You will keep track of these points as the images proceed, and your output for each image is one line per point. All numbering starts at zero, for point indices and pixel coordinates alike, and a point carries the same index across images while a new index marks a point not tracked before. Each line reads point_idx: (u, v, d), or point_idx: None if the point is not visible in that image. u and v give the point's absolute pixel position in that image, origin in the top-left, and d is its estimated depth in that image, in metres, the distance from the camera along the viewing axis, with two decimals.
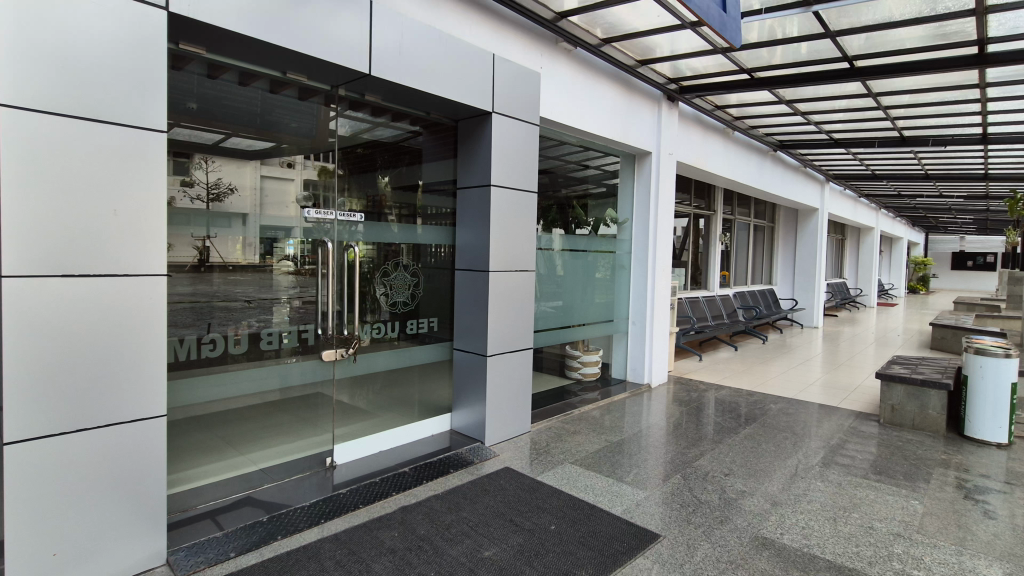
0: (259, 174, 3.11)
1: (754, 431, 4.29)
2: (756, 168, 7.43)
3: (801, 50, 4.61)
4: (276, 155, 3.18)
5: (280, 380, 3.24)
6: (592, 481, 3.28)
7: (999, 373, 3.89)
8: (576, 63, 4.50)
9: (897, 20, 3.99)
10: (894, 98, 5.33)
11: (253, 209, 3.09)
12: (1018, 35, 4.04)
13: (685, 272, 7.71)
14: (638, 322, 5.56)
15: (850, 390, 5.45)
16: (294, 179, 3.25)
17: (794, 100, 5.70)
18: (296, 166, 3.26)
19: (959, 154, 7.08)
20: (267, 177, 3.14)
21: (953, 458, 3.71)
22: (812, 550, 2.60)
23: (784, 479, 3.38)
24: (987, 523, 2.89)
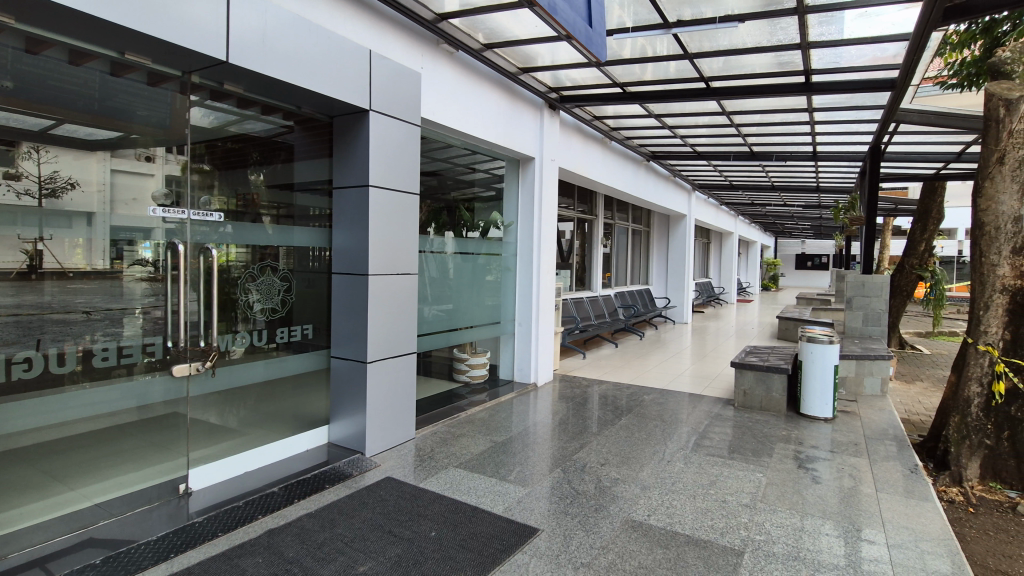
0: (108, 167, 2.75)
1: (629, 421, 4.58)
2: (632, 176, 7.97)
3: (666, 68, 5.03)
4: (128, 147, 2.84)
5: (136, 400, 2.87)
6: (474, 483, 3.27)
7: (825, 357, 4.51)
8: (457, 66, 4.50)
9: (741, 47, 4.49)
10: (744, 116, 6.00)
11: (101, 208, 2.71)
12: (835, 69, 4.73)
13: (571, 274, 8.05)
14: (523, 322, 5.68)
15: (711, 379, 6.02)
16: (154, 174, 2.91)
17: (662, 115, 6.19)
18: (156, 160, 2.93)
19: (797, 168, 8.14)
20: (118, 171, 2.78)
21: (791, 434, 4.24)
22: (674, 527, 2.82)
23: (654, 465, 3.65)
24: (815, 487, 3.33)
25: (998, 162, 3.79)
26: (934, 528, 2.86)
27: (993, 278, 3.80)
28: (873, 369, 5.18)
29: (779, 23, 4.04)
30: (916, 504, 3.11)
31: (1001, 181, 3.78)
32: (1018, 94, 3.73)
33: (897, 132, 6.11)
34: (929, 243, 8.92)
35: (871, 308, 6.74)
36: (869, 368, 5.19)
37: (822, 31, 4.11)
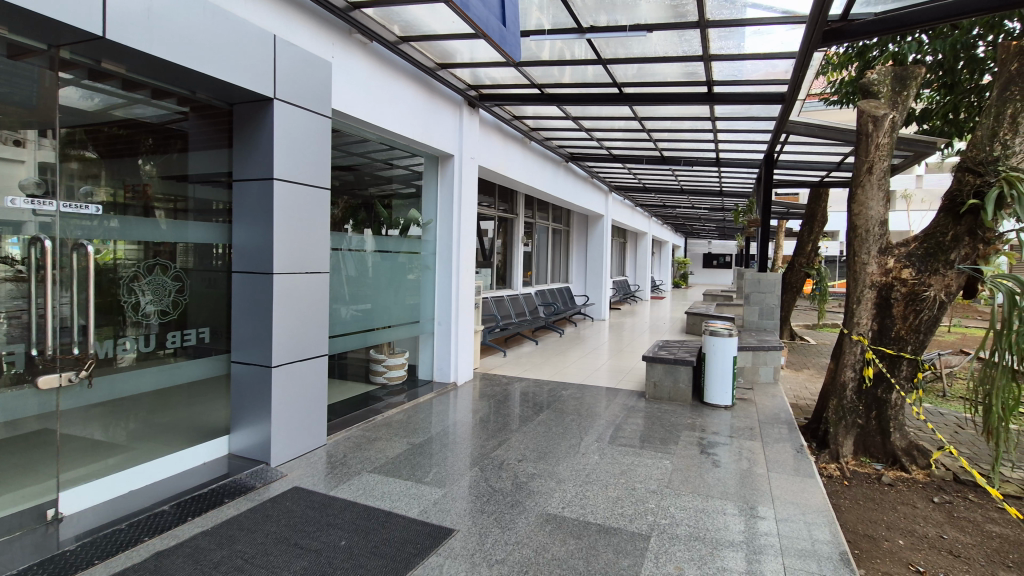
0: None
1: (547, 417, 4.67)
2: (551, 176, 8.12)
3: (582, 72, 5.17)
4: None
5: (3, 416, 2.50)
6: (388, 487, 3.19)
7: (726, 349, 4.83)
8: (371, 57, 4.36)
9: (650, 55, 4.72)
10: (655, 122, 6.30)
11: None
12: (733, 81, 5.09)
13: (491, 272, 8.08)
14: (443, 321, 5.60)
15: (625, 372, 6.29)
16: (23, 160, 2.54)
17: (579, 117, 6.36)
18: (27, 144, 2.56)
19: (703, 172, 8.70)
20: None
21: (696, 422, 4.52)
22: (586, 517, 2.91)
23: (570, 458, 3.74)
24: (715, 471, 3.57)
25: (867, 171, 4.26)
26: (816, 501, 3.16)
27: (864, 275, 4.22)
28: (766, 359, 5.65)
29: (684, 35, 4.28)
30: (801, 481, 3.42)
31: (869, 189, 4.26)
32: (882, 111, 4.22)
33: (788, 142, 6.69)
34: (815, 244, 9.87)
35: (766, 303, 7.33)
36: (763, 358, 5.65)
37: (722, 44, 4.40)
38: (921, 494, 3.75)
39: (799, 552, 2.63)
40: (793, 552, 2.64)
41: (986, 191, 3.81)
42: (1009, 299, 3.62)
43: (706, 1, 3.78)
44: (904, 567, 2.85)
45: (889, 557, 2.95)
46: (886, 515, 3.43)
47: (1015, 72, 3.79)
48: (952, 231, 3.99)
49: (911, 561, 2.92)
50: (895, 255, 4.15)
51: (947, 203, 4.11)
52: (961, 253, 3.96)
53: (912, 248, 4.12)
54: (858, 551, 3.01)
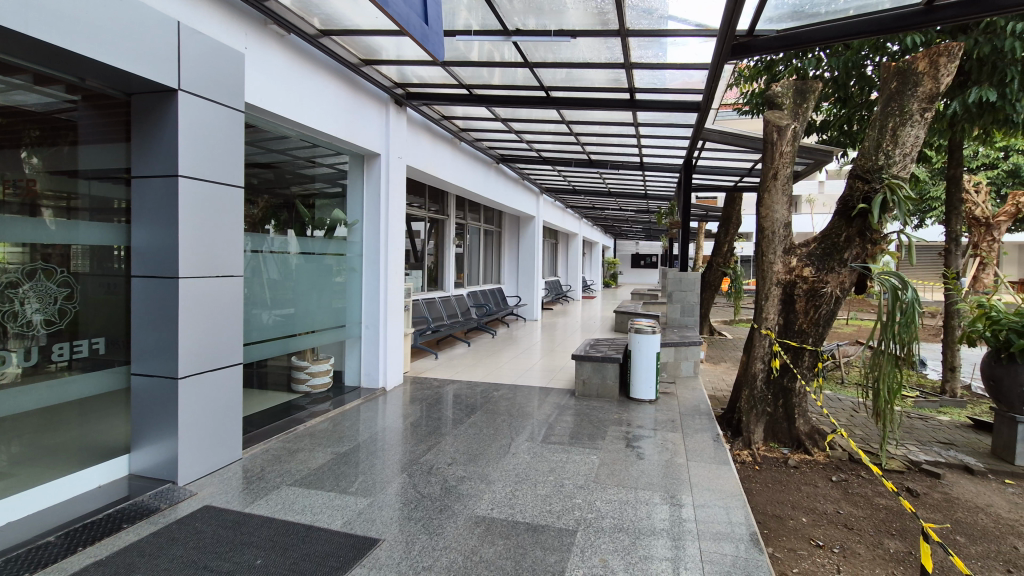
0: None
1: (478, 418, 4.65)
2: (482, 177, 8.12)
3: (509, 74, 5.21)
4: None
5: None
6: (310, 500, 3.05)
7: (650, 346, 5.02)
8: (289, 50, 4.16)
9: (575, 61, 4.83)
10: (582, 126, 6.46)
11: None
12: (653, 89, 5.31)
13: (422, 274, 7.96)
14: (370, 325, 5.44)
15: (556, 371, 6.40)
16: None
17: (508, 119, 6.40)
18: None
19: (628, 175, 9.02)
20: None
21: (623, 417, 4.67)
22: (515, 517, 2.93)
23: (499, 459, 3.75)
24: (639, 463, 3.71)
25: (773, 177, 4.59)
26: (729, 486, 3.35)
27: (771, 273, 4.56)
28: (687, 354, 5.94)
29: (606, 42, 4.41)
30: (716, 469, 3.62)
31: (775, 193, 4.59)
32: (786, 122, 4.56)
33: (705, 148, 7.07)
34: (731, 245, 10.48)
35: (687, 301, 7.72)
36: (684, 353, 5.94)
37: (642, 53, 4.58)
38: (821, 474, 4.08)
39: (714, 536, 2.78)
40: (709, 536, 2.79)
41: (873, 197, 4.22)
42: (892, 293, 4.01)
43: (627, 11, 3.91)
44: (806, 543, 3.09)
45: (793, 534, 3.18)
46: (791, 495, 3.70)
47: (895, 90, 4.21)
48: (845, 233, 4.38)
49: (812, 536, 3.18)
50: (798, 255, 4.50)
51: (841, 207, 4.48)
52: (853, 252, 4.35)
53: (812, 248, 4.47)
54: (767, 530, 3.23)
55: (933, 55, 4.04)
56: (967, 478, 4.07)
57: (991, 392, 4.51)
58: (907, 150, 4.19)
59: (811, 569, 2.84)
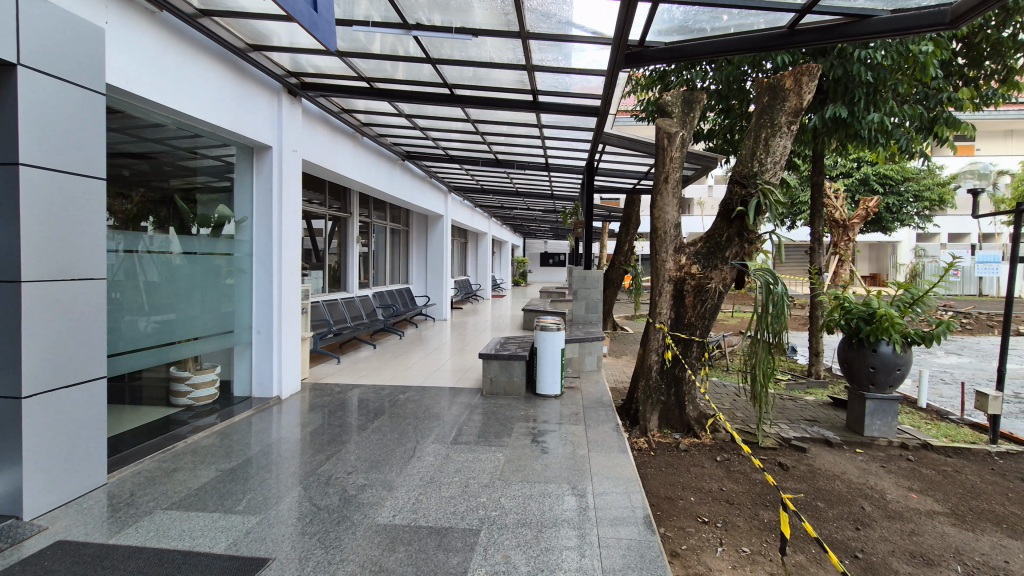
0: None
1: (383, 423, 4.52)
2: (386, 174, 7.88)
3: (411, 69, 5.11)
4: None
5: None
6: (189, 524, 2.78)
7: (554, 343, 5.14)
8: (163, 29, 3.76)
9: (478, 60, 4.83)
10: (487, 125, 6.48)
11: None
12: (555, 93, 5.45)
13: (323, 274, 7.58)
14: (262, 331, 5.07)
15: (465, 371, 6.38)
16: None
17: (413, 115, 6.28)
18: None
19: (535, 175, 9.20)
20: None
21: (529, 413, 4.76)
22: (417, 522, 2.87)
23: (403, 464, 3.66)
24: (543, 457, 3.79)
25: (664, 180, 4.88)
26: (627, 473, 3.53)
27: (664, 271, 4.85)
28: (591, 349, 6.17)
29: (508, 42, 4.45)
30: (615, 458, 3.79)
31: (666, 196, 4.89)
32: (675, 129, 4.87)
33: (605, 151, 7.38)
34: (631, 244, 11.04)
35: (591, 298, 8.04)
36: (587, 348, 6.16)
37: (543, 56, 4.67)
38: (708, 456, 4.42)
39: (611, 521, 2.91)
40: (606, 522, 2.91)
41: (749, 201, 4.62)
42: (766, 288, 4.42)
43: (526, 14, 3.97)
44: (693, 520, 3.34)
45: (683, 513, 3.42)
46: (682, 477, 3.98)
47: (767, 104, 4.66)
48: (727, 233, 4.75)
49: (698, 513, 3.43)
50: (687, 254, 4.82)
51: (723, 210, 4.85)
52: (733, 251, 4.73)
53: (698, 247, 4.82)
54: (659, 511, 3.44)
55: (797, 74, 4.50)
56: (827, 450, 4.60)
57: (845, 373, 5.13)
58: (776, 158, 4.64)
59: (697, 544, 3.06)
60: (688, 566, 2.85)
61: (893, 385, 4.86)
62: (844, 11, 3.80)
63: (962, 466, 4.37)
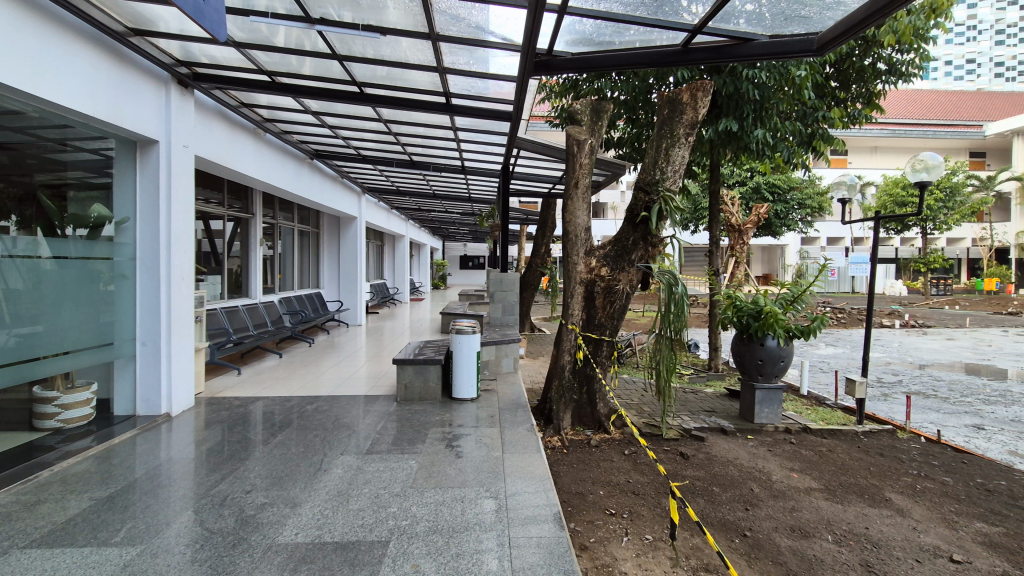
0: None
1: (288, 436, 4.28)
2: (293, 173, 7.48)
3: (316, 65, 4.90)
4: None
5: None
6: (54, 563, 2.47)
7: (469, 347, 5.13)
8: (26, 4, 3.32)
9: (388, 59, 4.73)
10: (400, 126, 6.36)
11: None
12: (467, 96, 5.45)
13: (222, 279, 7.06)
14: (148, 342, 4.62)
15: (379, 377, 6.21)
16: None
17: (320, 112, 6.02)
18: None
19: (452, 177, 9.16)
20: None
21: (444, 418, 4.71)
22: (322, 538, 2.75)
23: (309, 478, 3.49)
24: (457, 462, 3.77)
25: (574, 186, 5.05)
26: (539, 472, 3.60)
27: (575, 273, 5.02)
28: (506, 351, 6.24)
29: (418, 43, 4.39)
30: (528, 457, 3.85)
31: (576, 200, 5.07)
32: (584, 137, 5.05)
33: (520, 156, 7.50)
34: (548, 247, 11.30)
35: (508, 300, 8.12)
36: (503, 350, 6.22)
37: (454, 60, 4.65)
38: (617, 450, 4.62)
39: (523, 520, 2.95)
40: (519, 522, 2.95)
41: (652, 206, 4.88)
42: (668, 288, 4.69)
43: (436, 15, 3.94)
44: (602, 513, 3.47)
45: (592, 507, 3.55)
46: (592, 472, 4.12)
47: (667, 116, 4.96)
48: (632, 237, 4.97)
49: (606, 506, 3.57)
50: (597, 256, 5.01)
51: (629, 214, 5.08)
52: (638, 254, 4.96)
53: (607, 249, 5.02)
54: (570, 507, 3.54)
55: (692, 90, 4.83)
56: (723, 438, 4.97)
57: (738, 366, 5.57)
58: (676, 167, 4.94)
59: (605, 536, 3.18)
60: (595, 558, 2.95)
61: (779, 375, 5.34)
62: (728, 33, 4.12)
63: (835, 446, 4.89)
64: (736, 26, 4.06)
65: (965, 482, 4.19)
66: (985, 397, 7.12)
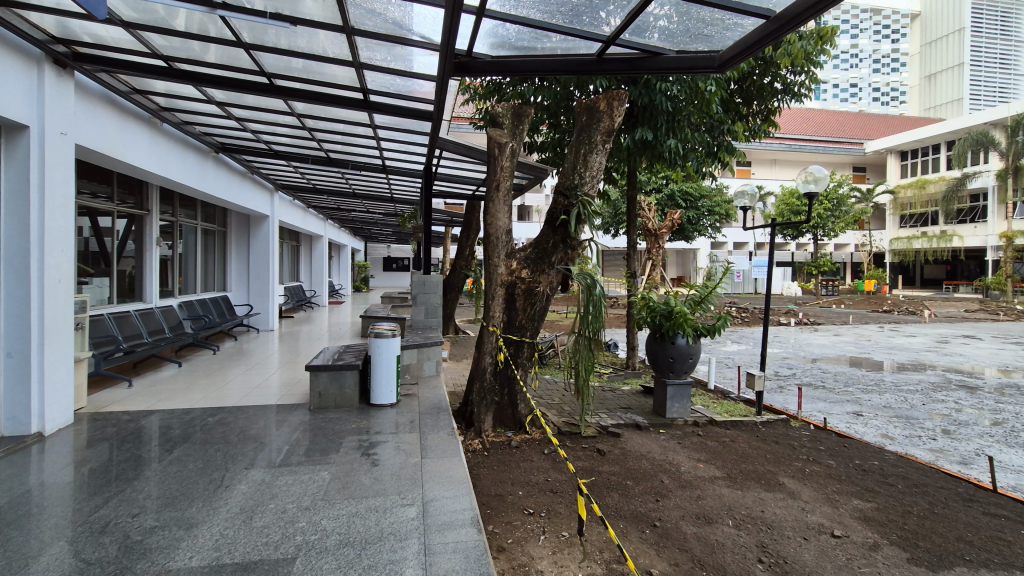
0: None
1: (186, 451, 3.95)
2: (195, 167, 6.93)
3: (219, 51, 4.57)
4: None
5: None
6: None
7: (389, 350, 4.99)
8: None
9: (299, 50, 4.49)
10: (314, 121, 6.09)
11: None
12: (385, 93, 5.30)
13: (111, 282, 6.42)
14: (14, 353, 4.09)
15: (292, 386, 5.89)
16: None
17: (226, 103, 5.63)
18: None
19: (373, 176, 8.90)
20: None
21: (361, 425, 4.56)
22: (220, 560, 2.55)
23: (208, 495, 3.24)
24: (373, 470, 3.65)
25: (495, 188, 5.07)
26: (458, 476, 3.57)
27: (497, 275, 5.04)
28: (428, 354, 6.16)
29: (332, 36, 4.22)
30: (447, 462, 3.80)
31: (498, 203, 5.09)
32: (505, 140, 5.09)
33: (443, 157, 7.43)
34: (473, 249, 11.28)
35: (431, 303, 8.00)
36: (425, 354, 6.13)
37: (371, 55, 4.51)
38: (536, 450, 4.69)
39: (440, 526, 2.91)
40: (435, 528, 2.90)
41: (571, 210, 4.99)
42: (587, 289, 4.82)
43: (350, 8, 3.80)
44: (520, 513, 3.50)
45: (511, 508, 3.57)
46: (512, 473, 4.15)
47: (585, 123, 5.10)
48: (552, 239, 5.06)
49: (525, 506, 3.61)
50: (518, 259, 5.07)
51: (549, 218, 5.16)
52: (558, 256, 5.05)
53: (527, 252, 5.09)
54: (489, 509, 3.54)
55: (609, 99, 5.02)
56: (638, 433, 5.19)
57: (652, 364, 5.84)
58: (594, 173, 5.10)
59: (522, 536, 3.21)
60: (512, 559, 2.96)
61: (688, 371, 5.66)
62: (641, 46, 4.31)
63: (737, 436, 5.26)
64: (647, 39, 4.25)
65: (846, 463, 4.65)
66: (863, 386, 7.97)
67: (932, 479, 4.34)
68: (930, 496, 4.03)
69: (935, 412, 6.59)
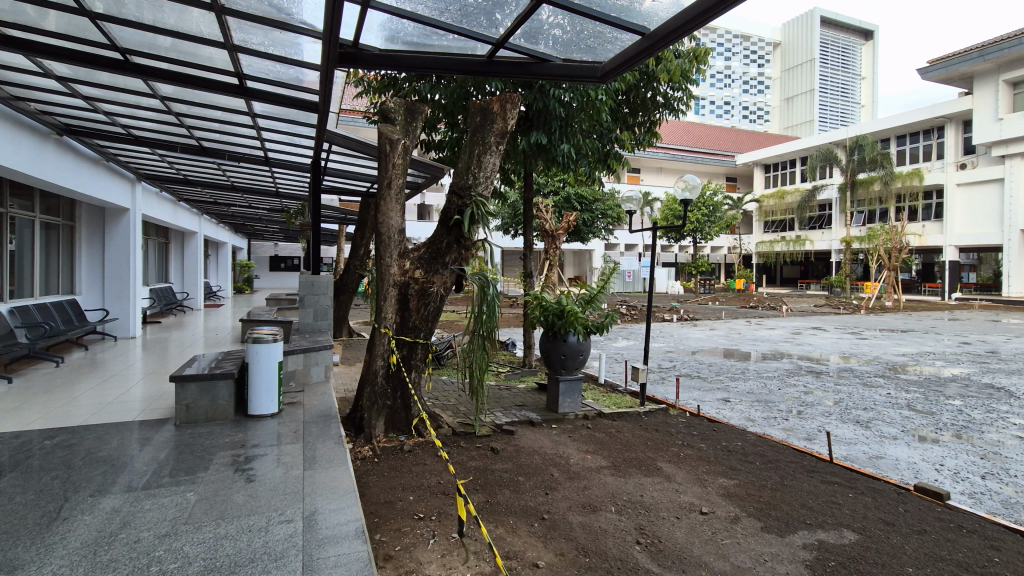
0: None
1: (14, 481, 3.38)
2: (29, 150, 5.94)
3: (55, 17, 3.95)
4: None
5: None
6: None
7: (269, 357, 4.65)
8: None
9: (159, 26, 4.02)
10: (182, 106, 5.50)
11: None
12: (263, 80, 4.92)
13: None
14: None
15: (155, 399, 5.28)
16: None
17: (70, 79, 4.90)
18: None
19: (255, 169, 8.25)
20: None
21: (236, 438, 4.20)
22: None
23: (40, 532, 2.79)
24: (247, 487, 3.37)
25: (387, 186, 4.90)
26: (344, 485, 3.42)
27: (389, 275, 4.90)
28: (316, 359, 5.83)
29: (198, 12, 3.82)
30: (333, 472, 3.62)
31: (389, 202, 4.93)
32: (397, 137, 4.95)
33: (333, 151, 7.08)
34: (368, 248, 10.89)
35: (320, 305, 7.59)
36: (312, 358, 5.79)
37: (246, 38, 4.16)
38: (429, 453, 4.64)
39: (321, 542, 2.76)
40: (316, 544, 2.74)
41: (465, 210, 4.97)
42: (482, 289, 4.86)
43: None
44: (410, 518, 3.44)
45: (401, 514, 3.49)
46: (404, 478, 4.07)
47: (479, 123, 5.08)
48: (446, 240, 5.02)
49: (415, 511, 3.55)
50: (412, 259, 4.98)
51: (443, 218, 5.11)
52: (452, 256, 5.03)
53: (421, 252, 5.01)
54: (377, 518, 3.43)
55: (502, 101, 5.04)
56: (531, 429, 5.33)
57: (545, 361, 6.02)
58: (488, 174, 5.13)
59: (411, 542, 3.15)
60: (400, 566, 2.90)
61: (578, 367, 5.91)
62: (529, 52, 4.39)
63: (622, 427, 5.58)
64: (535, 45, 4.35)
65: (714, 445, 5.13)
66: (731, 375, 8.84)
67: (783, 454, 4.93)
68: (781, 469, 4.57)
69: (788, 395, 7.48)
